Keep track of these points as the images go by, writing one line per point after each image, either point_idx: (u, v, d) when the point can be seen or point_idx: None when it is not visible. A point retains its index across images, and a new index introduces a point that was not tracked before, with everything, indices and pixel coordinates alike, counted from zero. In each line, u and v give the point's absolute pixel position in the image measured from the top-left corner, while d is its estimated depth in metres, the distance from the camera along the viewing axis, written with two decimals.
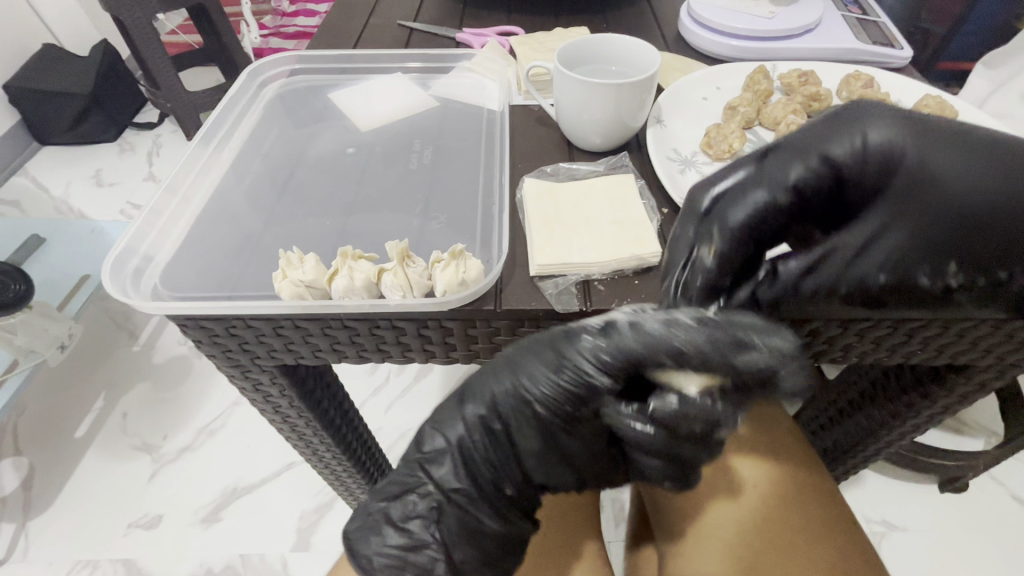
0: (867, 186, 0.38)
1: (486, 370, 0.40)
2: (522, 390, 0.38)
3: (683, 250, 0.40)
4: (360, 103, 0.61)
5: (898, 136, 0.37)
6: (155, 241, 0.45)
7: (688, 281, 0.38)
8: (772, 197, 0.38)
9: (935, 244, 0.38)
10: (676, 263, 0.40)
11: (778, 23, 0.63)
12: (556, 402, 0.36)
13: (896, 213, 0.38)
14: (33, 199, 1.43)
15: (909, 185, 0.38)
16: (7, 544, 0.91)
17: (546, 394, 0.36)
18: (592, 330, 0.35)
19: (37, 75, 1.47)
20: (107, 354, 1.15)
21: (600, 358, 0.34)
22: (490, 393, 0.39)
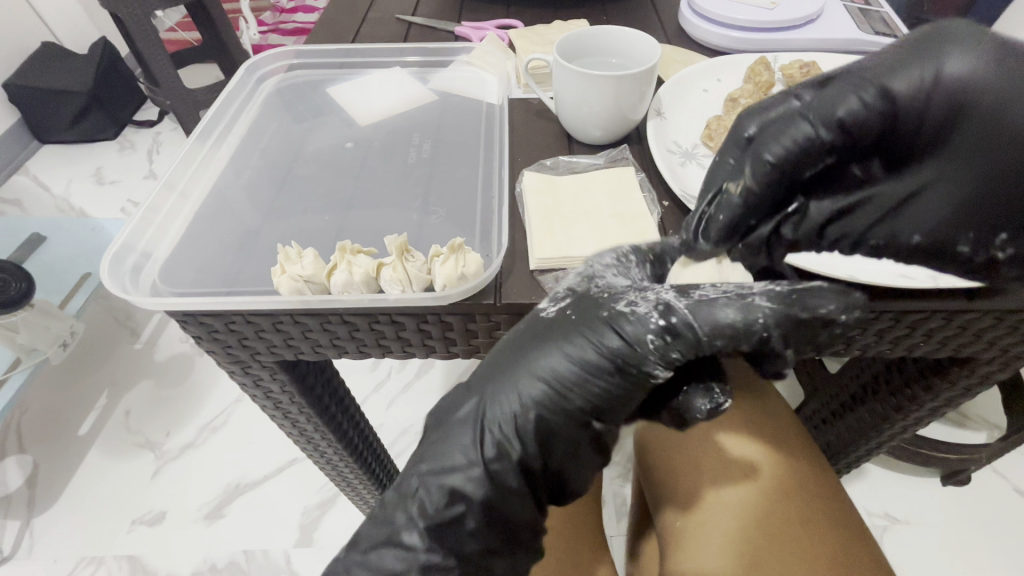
0: (927, 126, 0.37)
1: (489, 381, 0.38)
2: (552, 396, 0.36)
3: (719, 180, 0.39)
4: (359, 97, 0.60)
5: (976, 71, 0.34)
6: (153, 237, 0.45)
7: (711, 216, 0.39)
8: (814, 131, 0.37)
9: (970, 205, 0.36)
10: (707, 192, 0.40)
11: (779, 14, 0.63)
12: (611, 394, 0.36)
13: (948, 166, 0.37)
14: (34, 197, 1.43)
15: (976, 141, 0.36)
16: (13, 541, 0.92)
17: (586, 397, 0.36)
18: (653, 318, 0.35)
19: (36, 73, 1.46)
20: (109, 352, 1.15)
21: (666, 355, 0.35)
22: (501, 408, 0.37)
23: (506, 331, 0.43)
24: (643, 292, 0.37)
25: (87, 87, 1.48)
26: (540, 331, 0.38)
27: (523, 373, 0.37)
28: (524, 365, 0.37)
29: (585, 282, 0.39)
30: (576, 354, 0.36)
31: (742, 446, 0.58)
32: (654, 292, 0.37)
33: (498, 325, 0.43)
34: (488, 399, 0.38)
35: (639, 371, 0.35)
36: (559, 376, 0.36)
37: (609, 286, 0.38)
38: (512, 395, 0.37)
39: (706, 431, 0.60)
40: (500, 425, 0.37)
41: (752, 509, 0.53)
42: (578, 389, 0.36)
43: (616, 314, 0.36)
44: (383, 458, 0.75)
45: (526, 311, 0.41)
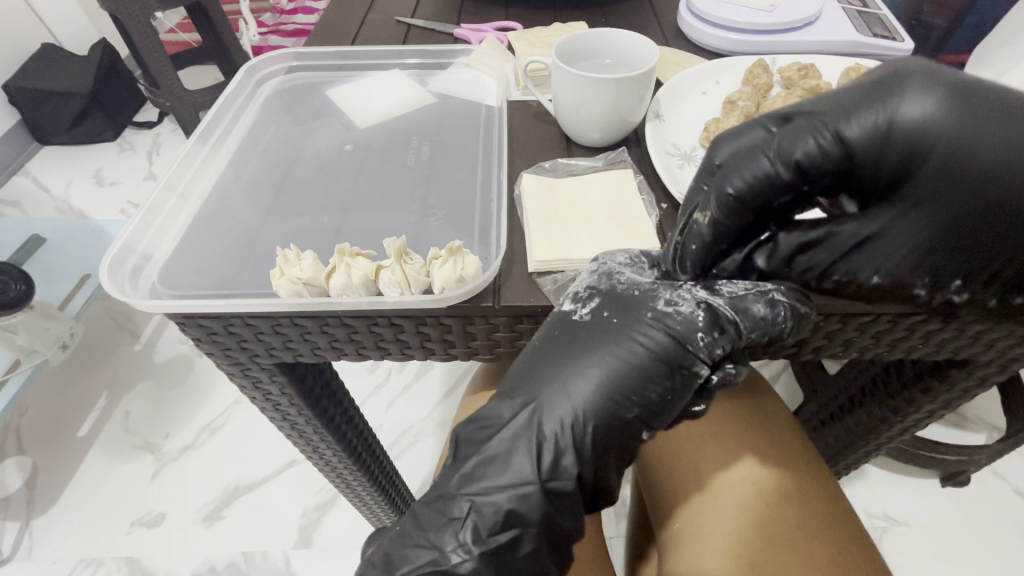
0: (882, 173, 0.33)
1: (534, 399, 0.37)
2: (609, 405, 0.36)
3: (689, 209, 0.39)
4: (359, 100, 0.61)
5: (937, 115, 0.31)
6: (153, 240, 0.45)
7: (683, 249, 0.39)
8: (771, 168, 0.34)
9: (924, 245, 0.34)
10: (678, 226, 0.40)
11: (777, 16, 0.63)
12: (656, 394, 0.36)
13: (904, 207, 0.34)
14: (34, 199, 1.43)
15: (936, 188, 0.32)
16: (13, 542, 0.92)
17: (640, 403, 0.36)
18: (699, 318, 0.37)
19: (35, 74, 1.46)
20: (108, 354, 1.15)
21: (715, 351, 0.37)
22: (554, 427, 0.36)
23: (505, 333, 0.43)
24: (676, 290, 0.39)
25: (87, 89, 1.48)
26: (580, 333, 0.38)
27: (570, 375, 0.37)
28: (568, 367, 0.37)
29: (607, 281, 0.39)
30: (624, 358, 0.37)
31: (744, 449, 0.58)
32: (687, 291, 0.38)
33: (497, 328, 0.43)
34: (535, 403, 0.37)
35: (683, 370, 0.37)
36: (615, 379, 0.36)
37: (643, 286, 0.39)
38: (566, 402, 0.36)
39: (705, 436, 0.60)
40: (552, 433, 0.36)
41: (752, 512, 0.53)
42: (634, 393, 0.36)
43: (660, 315, 0.37)
44: (383, 459, 0.75)
45: (525, 313, 0.41)
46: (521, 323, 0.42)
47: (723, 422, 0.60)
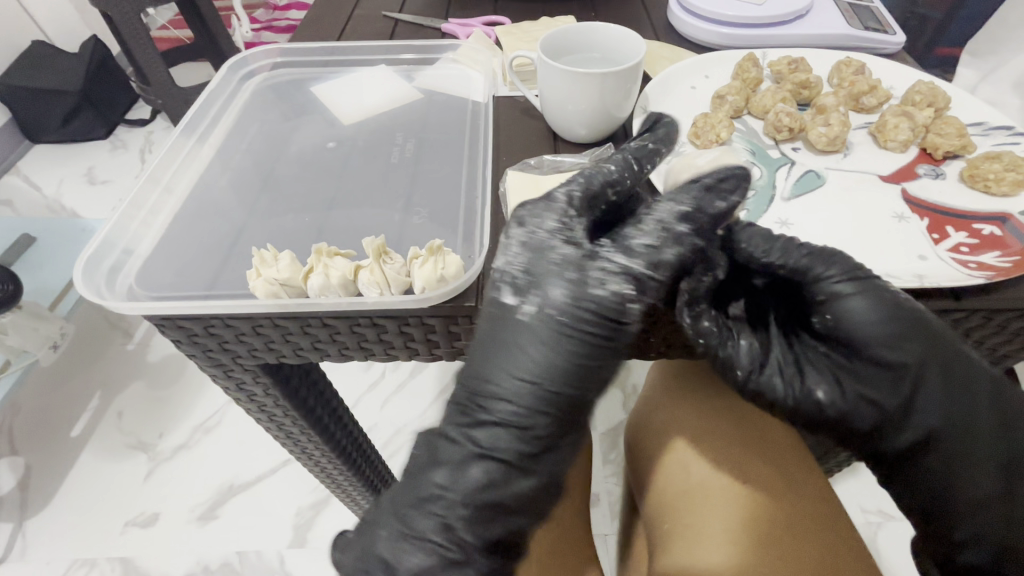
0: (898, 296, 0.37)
1: (469, 362, 0.36)
2: (511, 379, 0.34)
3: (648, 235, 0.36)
4: (345, 96, 0.60)
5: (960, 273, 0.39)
6: (134, 237, 0.44)
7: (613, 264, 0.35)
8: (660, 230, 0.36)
9: (894, 329, 0.36)
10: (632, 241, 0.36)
11: (769, 9, 0.62)
12: (601, 370, 0.35)
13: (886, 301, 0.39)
14: (26, 198, 1.42)
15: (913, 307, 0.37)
16: (6, 544, 0.92)
17: (553, 379, 0.34)
18: (616, 257, 0.36)
19: (25, 72, 1.45)
20: (102, 353, 1.15)
21: (626, 280, 0.35)
22: (485, 408, 0.35)
23: None
24: (601, 257, 0.36)
25: (77, 86, 1.47)
26: (524, 318, 0.35)
27: (520, 353, 0.35)
28: (506, 348, 0.35)
29: (537, 250, 0.36)
30: (543, 332, 0.35)
31: (735, 444, 0.57)
32: (625, 247, 0.36)
33: None
34: (482, 384, 0.35)
35: (615, 333, 0.35)
36: (525, 367, 0.34)
37: (572, 253, 0.36)
38: (497, 374, 0.35)
39: (680, 411, 0.61)
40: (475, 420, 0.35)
41: (720, 469, 0.55)
42: (544, 369, 0.34)
43: (585, 291, 0.35)
44: (374, 458, 0.74)
45: None
46: None
47: (695, 395, 0.62)
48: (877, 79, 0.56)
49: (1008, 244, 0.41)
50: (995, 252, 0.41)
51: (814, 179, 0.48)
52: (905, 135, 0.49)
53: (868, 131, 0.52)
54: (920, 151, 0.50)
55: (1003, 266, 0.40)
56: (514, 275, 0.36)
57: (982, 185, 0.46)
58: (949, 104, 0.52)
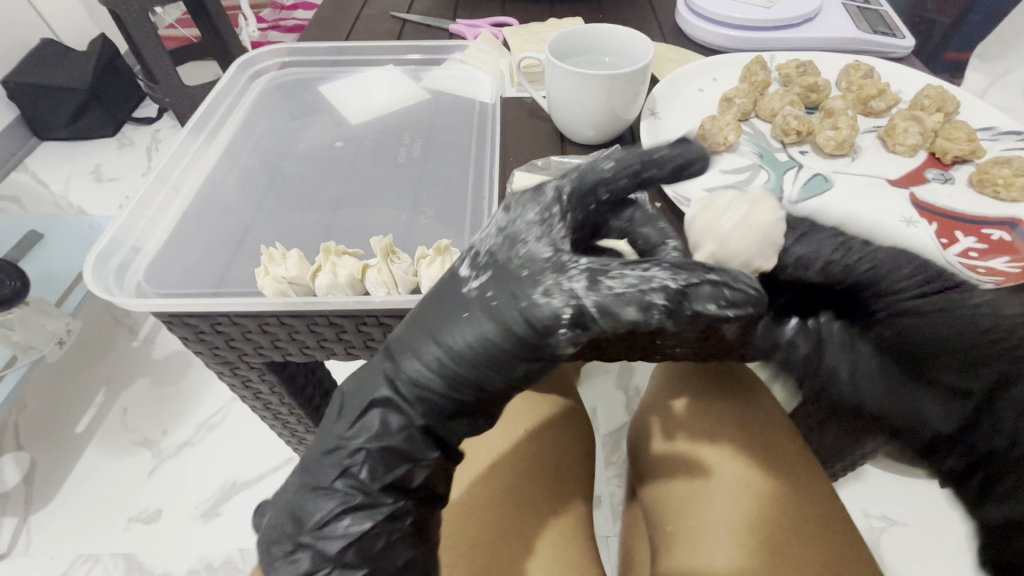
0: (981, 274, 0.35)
1: (410, 325, 0.35)
2: (438, 362, 0.33)
3: (626, 279, 0.31)
4: (352, 96, 0.60)
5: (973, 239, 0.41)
6: (142, 234, 0.45)
7: (558, 292, 0.32)
8: (642, 274, 0.32)
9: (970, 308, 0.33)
10: (609, 274, 0.32)
11: (778, 12, 0.62)
12: (509, 372, 0.33)
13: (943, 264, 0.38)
14: (34, 195, 1.43)
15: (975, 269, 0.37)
16: (10, 538, 0.92)
17: (465, 369, 0.33)
18: (571, 285, 0.32)
19: (35, 70, 1.46)
20: (107, 349, 1.15)
21: (571, 304, 0.31)
22: (406, 372, 0.34)
23: None
24: (570, 273, 0.32)
25: (86, 84, 1.48)
26: (472, 293, 0.34)
27: (451, 322, 0.34)
28: (441, 317, 0.34)
29: (500, 233, 0.35)
30: (478, 327, 0.33)
31: (739, 445, 0.57)
32: (593, 277, 0.31)
33: None
34: (404, 346, 0.35)
35: (535, 348, 0.32)
36: (451, 347, 0.33)
37: (548, 256, 0.34)
38: (417, 348, 0.34)
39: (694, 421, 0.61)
40: (405, 378, 0.34)
41: (728, 478, 0.55)
42: (461, 357, 0.33)
43: (532, 297, 0.32)
44: None
45: None
46: None
47: (705, 407, 0.62)
48: (885, 83, 0.56)
49: (1016, 250, 0.41)
50: (1003, 258, 0.41)
51: (821, 182, 0.48)
52: (914, 139, 0.49)
53: (877, 135, 0.52)
54: (928, 155, 0.50)
55: (1015, 270, 0.39)
56: (484, 256, 0.35)
57: (991, 190, 0.45)
58: (958, 108, 0.52)
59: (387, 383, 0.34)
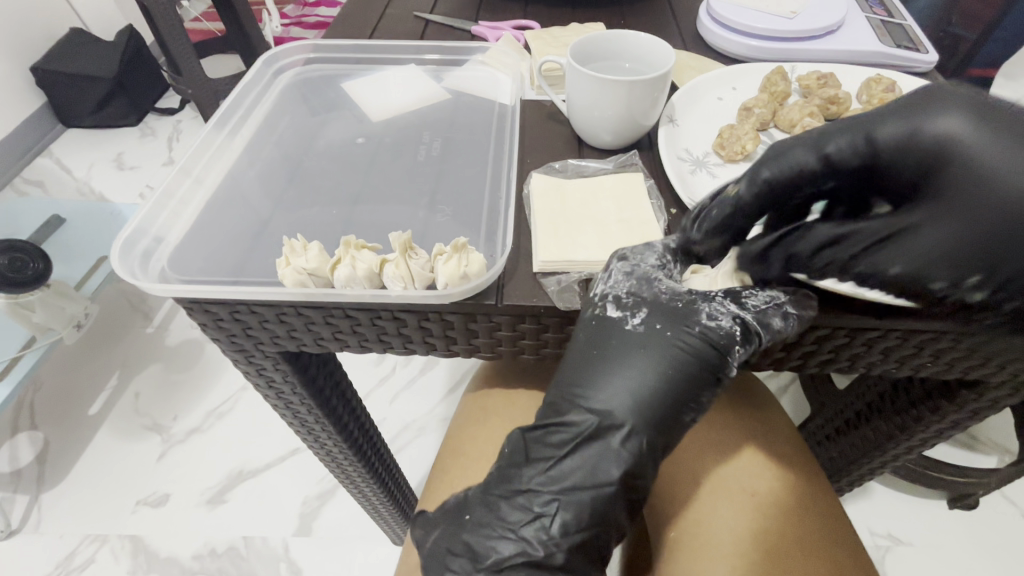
0: (950, 280, 0.32)
1: (578, 362, 0.40)
2: (629, 388, 0.38)
3: (774, 297, 0.39)
4: (373, 93, 0.61)
5: (969, 133, 0.30)
6: (167, 223, 0.46)
7: (745, 321, 0.38)
8: (779, 295, 0.38)
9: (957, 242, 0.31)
10: (759, 297, 0.39)
11: (800, 23, 0.62)
12: (698, 393, 0.39)
13: (934, 221, 0.32)
14: (58, 180, 1.46)
15: (960, 228, 0.31)
16: (22, 514, 0.94)
17: (654, 389, 0.38)
18: (731, 311, 0.39)
19: (64, 59, 1.50)
20: (122, 334, 1.18)
21: (749, 324, 0.38)
22: (592, 398, 0.39)
23: (507, 332, 0.43)
24: (717, 299, 0.39)
25: (111, 74, 1.51)
26: (634, 329, 0.39)
27: (621, 360, 0.39)
28: (611, 356, 0.39)
29: (631, 273, 0.40)
30: (653, 354, 0.38)
31: (743, 454, 0.58)
32: (739, 298, 0.39)
33: (499, 326, 0.42)
34: (581, 385, 0.40)
35: (722, 366, 0.38)
36: (634, 376, 0.38)
37: (685, 292, 0.40)
38: (606, 383, 0.39)
39: (724, 424, 0.60)
40: (587, 406, 0.39)
41: (788, 468, 0.57)
42: (646, 382, 0.38)
43: (700, 323, 0.38)
44: (385, 454, 0.75)
45: (528, 313, 0.41)
46: (524, 323, 0.42)
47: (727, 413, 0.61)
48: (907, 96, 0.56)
49: None
50: None
51: None
52: None
53: None
54: None
55: None
56: (623, 296, 0.40)
57: None
58: None
59: (577, 414, 0.39)
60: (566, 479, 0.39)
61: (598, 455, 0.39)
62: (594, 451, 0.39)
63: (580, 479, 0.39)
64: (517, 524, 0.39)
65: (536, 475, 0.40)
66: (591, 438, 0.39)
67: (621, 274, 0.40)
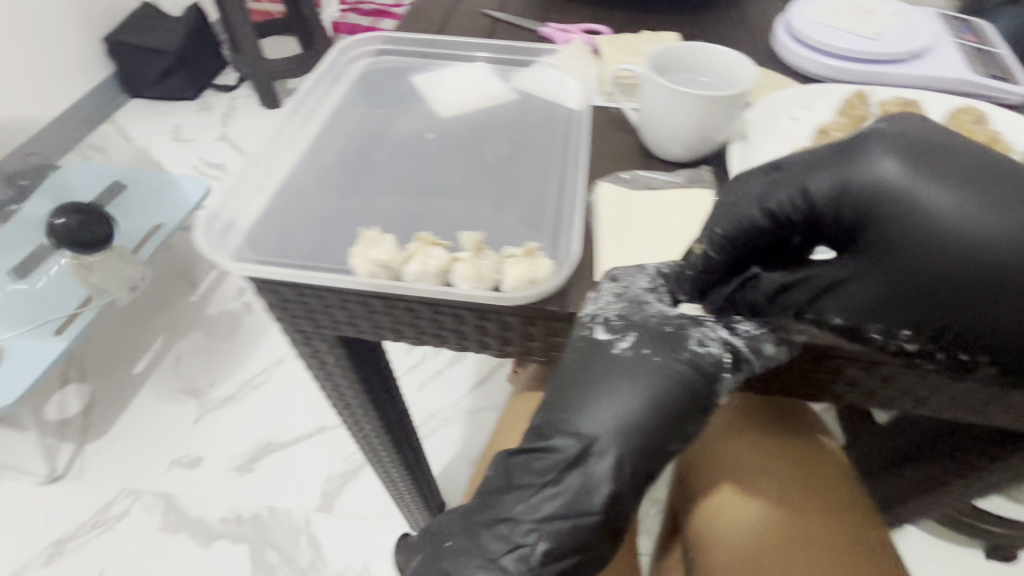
0: (885, 329, 0.34)
1: (563, 385, 0.39)
2: (613, 412, 0.37)
3: (758, 328, 0.38)
4: (441, 89, 0.61)
5: (901, 180, 0.32)
6: (243, 203, 0.47)
7: (734, 351, 0.38)
8: (758, 326, 0.38)
9: (896, 288, 0.33)
10: (744, 328, 0.38)
11: (885, 45, 0.59)
12: (687, 419, 0.38)
13: (870, 268, 0.34)
14: (118, 147, 1.53)
15: (893, 270, 0.33)
16: (66, 461, 1.00)
17: (640, 415, 0.37)
18: (721, 338, 0.38)
19: (134, 32, 1.57)
20: (168, 300, 1.22)
21: (735, 352, 0.38)
22: (575, 423, 0.38)
23: (564, 337, 0.43)
24: (711, 323, 0.39)
25: (175, 49, 1.57)
26: (621, 354, 0.38)
27: (607, 385, 0.38)
28: (598, 381, 0.38)
29: (623, 295, 0.40)
30: (642, 379, 0.37)
31: (780, 461, 0.58)
32: (730, 322, 0.39)
33: (557, 331, 0.42)
34: (565, 408, 0.39)
35: (710, 394, 0.37)
36: (620, 401, 0.37)
37: (675, 316, 0.39)
38: (589, 407, 0.38)
39: (768, 437, 0.60)
40: (570, 431, 0.38)
41: (806, 500, 0.56)
42: (632, 408, 0.37)
43: (689, 348, 0.38)
44: (416, 443, 0.76)
45: None
46: None
47: (768, 429, 0.61)
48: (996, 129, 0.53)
49: None
50: None
51: None
52: None
53: None
54: None
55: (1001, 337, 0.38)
56: (613, 319, 0.39)
57: None
58: None
59: (561, 439, 0.39)
60: (545, 509, 0.39)
61: (581, 482, 0.38)
62: (577, 478, 0.38)
63: (564, 507, 0.38)
64: (498, 553, 0.39)
65: (517, 503, 0.40)
66: (573, 465, 0.38)
67: (613, 295, 0.40)
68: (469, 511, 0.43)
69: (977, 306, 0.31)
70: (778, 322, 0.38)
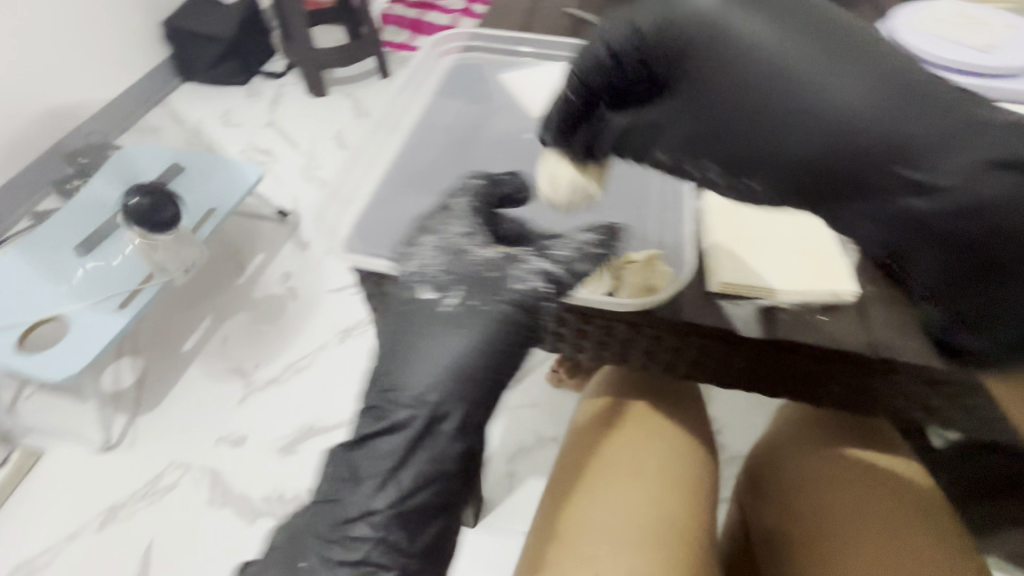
0: (694, 156, 0.43)
1: (398, 340, 0.49)
2: (448, 356, 0.47)
3: (528, 271, 0.49)
4: (535, 89, 0.63)
5: (713, 11, 0.38)
6: (350, 206, 0.53)
7: (524, 287, 0.49)
8: (537, 276, 0.49)
9: (708, 105, 0.40)
10: (514, 268, 0.49)
11: (1000, 58, 0.57)
12: (516, 350, 0.49)
13: (679, 100, 0.41)
14: (172, 130, 1.58)
15: (703, 94, 0.40)
16: (120, 430, 1.04)
17: (471, 349, 0.47)
18: (520, 280, 0.49)
19: (191, 17, 1.60)
20: (218, 280, 1.26)
21: (532, 291, 0.48)
22: (416, 375, 0.47)
23: None
24: (514, 267, 0.49)
25: (230, 35, 1.60)
26: (445, 307, 0.48)
27: (436, 331, 0.48)
28: (423, 331, 0.48)
29: (442, 256, 0.50)
30: (474, 323, 0.48)
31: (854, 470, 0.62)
32: (540, 257, 0.49)
33: None
34: (400, 368, 0.48)
35: (532, 323, 0.49)
36: (452, 343, 0.47)
37: (475, 261, 0.50)
38: (423, 359, 0.47)
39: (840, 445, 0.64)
40: (406, 386, 0.47)
41: (881, 505, 0.58)
42: (462, 347, 0.47)
43: (504, 288, 0.49)
44: None
45: None
46: None
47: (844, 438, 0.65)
48: None
49: None
50: None
51: None
52: None
53: None
54: None
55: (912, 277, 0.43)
56: (430, 275, 0.49)
57: None
58: None
59: (404, 403, 0.47)
60: (397, 483, 0.47)
61: (431, 444, 0.47)
62: (426, 440, 0.47)
63: (418, 468, 0.47)
64: (355, 530, 0.46)
65: (366, 491, 0.47)
66: (433, 417, 0.47)
67: (432, 250, 0.50)
68: (326, 512, 0.48)
69: (766, 122, 0.38)
70: (552, 260, 0.49)
